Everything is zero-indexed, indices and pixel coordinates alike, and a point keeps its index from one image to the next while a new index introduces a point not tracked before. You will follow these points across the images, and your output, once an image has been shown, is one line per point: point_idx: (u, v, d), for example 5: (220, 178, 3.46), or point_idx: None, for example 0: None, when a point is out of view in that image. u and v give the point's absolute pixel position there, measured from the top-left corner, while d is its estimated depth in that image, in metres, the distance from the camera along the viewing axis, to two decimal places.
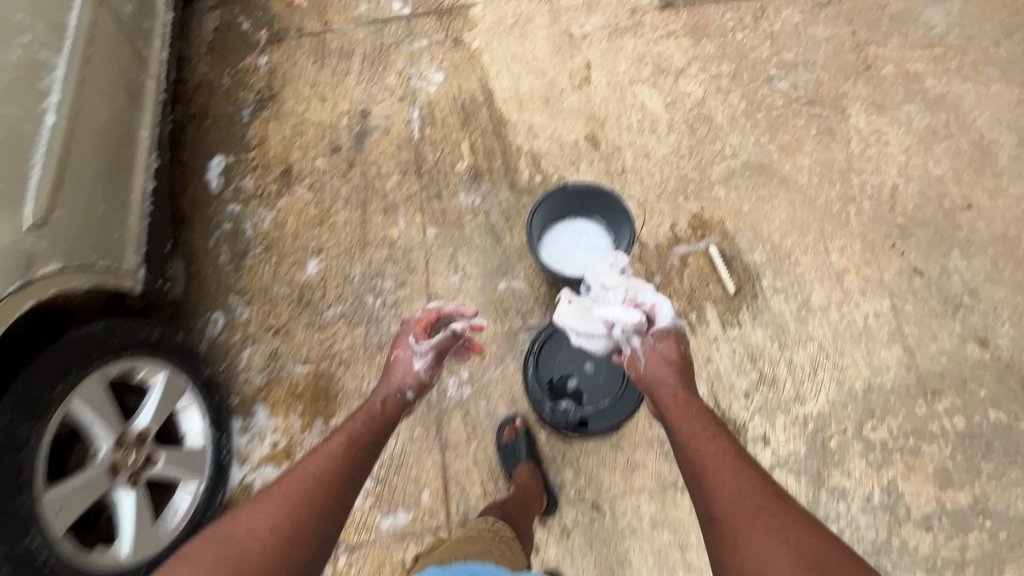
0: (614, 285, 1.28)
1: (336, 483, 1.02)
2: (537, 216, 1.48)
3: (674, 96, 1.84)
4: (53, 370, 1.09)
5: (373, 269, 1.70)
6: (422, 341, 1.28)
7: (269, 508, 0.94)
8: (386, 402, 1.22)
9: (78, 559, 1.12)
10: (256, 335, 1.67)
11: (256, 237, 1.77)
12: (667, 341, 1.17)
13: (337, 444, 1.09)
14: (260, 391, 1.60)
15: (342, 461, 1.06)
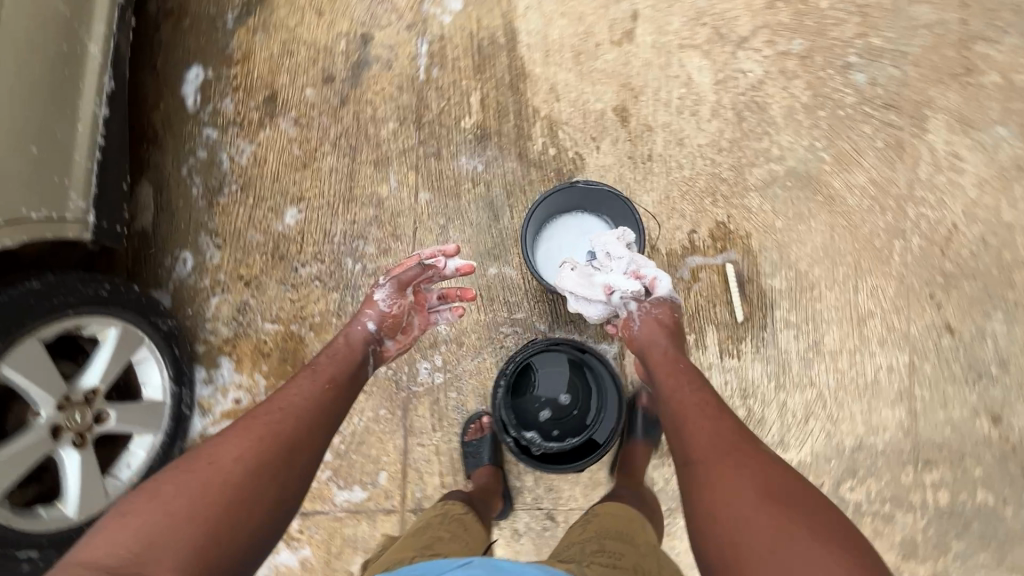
0: (620, 255, 1.26)
1: (304, 422, 0.99)
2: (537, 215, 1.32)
3: (728, 72, 1.55)
4: None
5: (355, 229, 1.56)
6: (388, 277, 1.28)
7: (232, 445, 0.90)
8: (355, 336, 1.22)
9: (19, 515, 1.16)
10: (225, 283, 1.56)
11: (233, 172, 1.60)
12: (662, 308, 1.22)
13: (307, 380, 1.08)
14: (226, 343, 1.53)
15: (311, 398, 1.04)
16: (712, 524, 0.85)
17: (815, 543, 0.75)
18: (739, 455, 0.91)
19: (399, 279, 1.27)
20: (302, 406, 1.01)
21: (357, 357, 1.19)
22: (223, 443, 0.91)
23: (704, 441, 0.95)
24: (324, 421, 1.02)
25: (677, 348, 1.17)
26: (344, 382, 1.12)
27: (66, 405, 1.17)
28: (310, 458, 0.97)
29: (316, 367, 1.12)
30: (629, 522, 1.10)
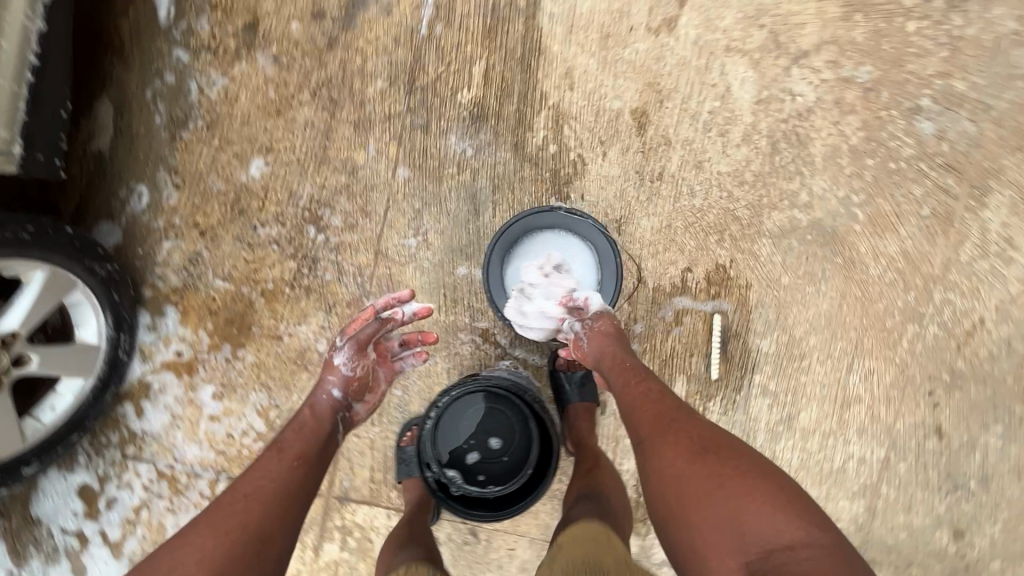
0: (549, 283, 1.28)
1: (270, 508, 0.98)
2: (508, 241, 1.31)
3: (774, 92, 1.33)
4: None
5: (323, 196, 1.42)
6: (348, 337, 1.23)
7: (194, 548, 0.89)
8: (320, 407, 1.18)
9: None
10: (179, 228, 1.45)
11: (201, 106, 1.44)
12: (602, 319, 1.20)
13: (273, 460, 1.06)
14: (174, 292, 1.45)
15: (277, 479, 1.03)
16: (660, 493, 0.93)
17: (740, 485, 0.86)
18: (675, 425, 0.99)
19: (359, 343, 1.23)
20: (268, 488, 1.01)
21: (323, 431, 1.15)
22: (187, 544, 0.90)
23: (643, 412, 1.03)
24: (292, 500, 1.01)
25: (624, 346, 1.16)
26: (312, 456, 1.10)
27: None
28: (281, 541, 0.96)
29: (281, 445, 1.10)
30: (596, 541, 0.91)
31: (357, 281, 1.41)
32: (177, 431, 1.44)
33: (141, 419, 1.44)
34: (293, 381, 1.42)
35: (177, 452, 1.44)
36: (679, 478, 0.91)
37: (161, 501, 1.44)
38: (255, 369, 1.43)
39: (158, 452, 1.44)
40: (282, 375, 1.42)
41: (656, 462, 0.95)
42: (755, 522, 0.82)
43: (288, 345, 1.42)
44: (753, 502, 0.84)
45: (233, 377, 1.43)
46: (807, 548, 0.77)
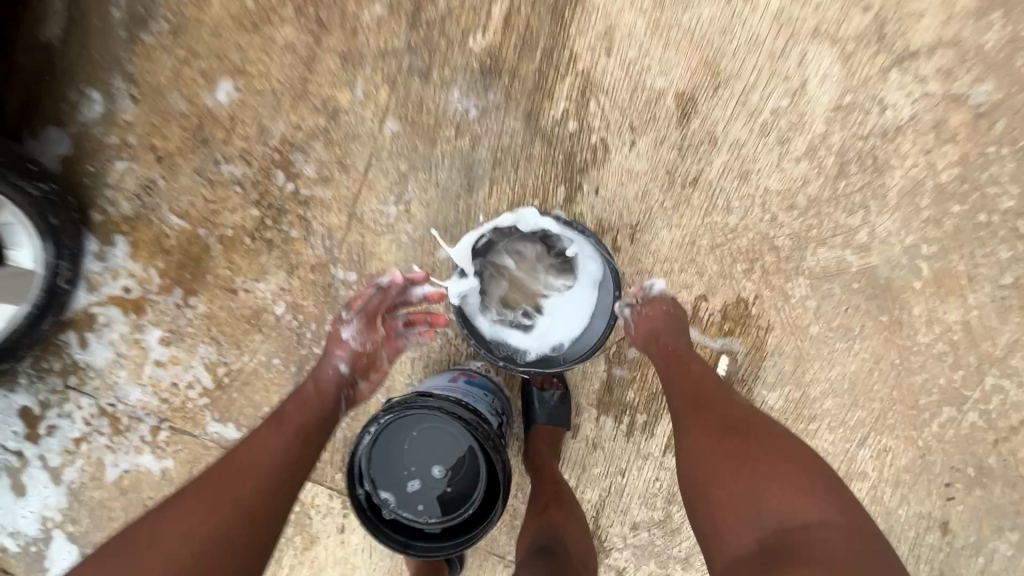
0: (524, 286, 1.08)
1: (266, 483, 0.86)
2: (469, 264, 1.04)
3: (858, 98, 1.06)
4: None
5: (298, 138, 1.22)
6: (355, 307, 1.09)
7: (190, 508, 0.80)
8: (322, 385, 1.04)
9: None
10: (134, 148, 1.27)
11: (167, 5, 1.21)
12: (653, 306, 1.07)
13: (270, 432, 0.94)
14: (125, 221, 1.29)
15: (277, 449, 0.91)
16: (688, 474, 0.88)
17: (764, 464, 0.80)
18: (706, 398, 0.94)
19: (369, 315, 1.10)
20: (265, 461, 0.89)
21: (326, 407, 1.01)
22: (182, 512, 0.79)
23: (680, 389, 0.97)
24: (288, 475, 0.89)
25: (677, 331, 1.05)
26: (313, 434, 0.97)
27: None
28: (275, 518, 0.84)
29: (280, 416, 0.97)
30: None
31: (325, 243, 1.24)
32: (121, 370, 1.34)
33: (84, 351, 1.34)
34: (246, 341, 1.30)
35: (120, 392, 1.35)
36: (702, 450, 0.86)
37: (101, 437, 1.37)
38: (206, 321, 1.30)
39: (100, 388, 1.35)
40: (234, 332, 1.30)
41: (682, 436, 0.91)
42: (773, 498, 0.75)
43: (243, 301, 1.29)
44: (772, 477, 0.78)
45: (183, 325, 1.31)
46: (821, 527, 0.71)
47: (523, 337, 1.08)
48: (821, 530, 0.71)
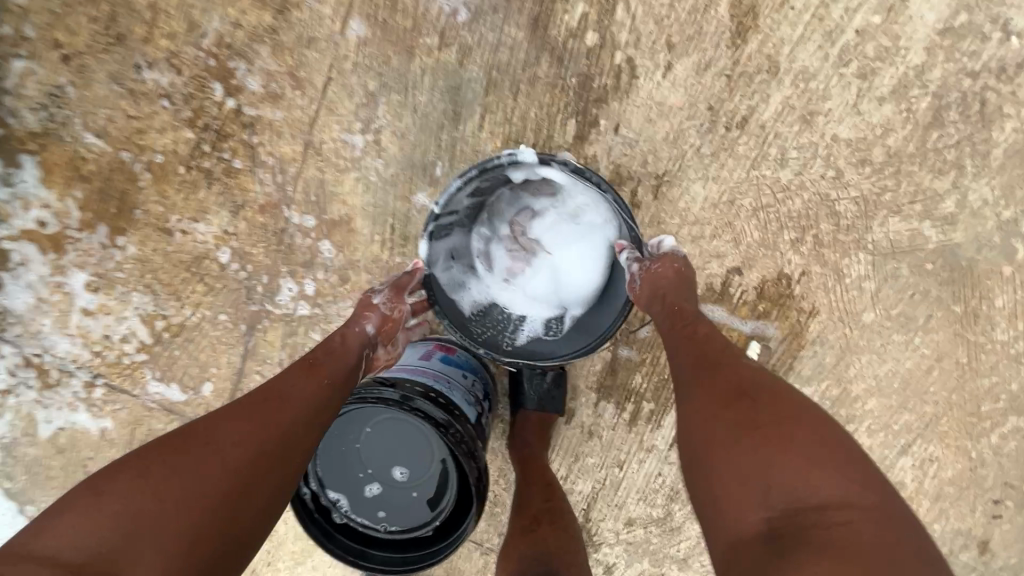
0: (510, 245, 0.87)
1: (303, 424, 0.68)
2: (438, 224, 0.78)
3: (974, 18, 0.80)
4: None
5: (240, 39, 0.95)
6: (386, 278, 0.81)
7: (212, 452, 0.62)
8: (346, 341, 0.77)
9: None
10: (32, 43, 1.00)
11: None
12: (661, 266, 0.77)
13: (307, 368, 0.73)
14: (30, 137, 1.04)
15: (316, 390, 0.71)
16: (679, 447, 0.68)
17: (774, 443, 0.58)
18: (705, 359, 0.69)
19: (402, 286, 0.81)
20: (306, 398, 0.70)
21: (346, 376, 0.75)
22: (203, 449, 0.61)
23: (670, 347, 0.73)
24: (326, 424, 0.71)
25: (680, 287, 0.76)
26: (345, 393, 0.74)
27: None
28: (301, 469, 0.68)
29: (310, 359, 0.74)
30: None
31: (276, 179, 1.01)
32: (44, 317, 1.15)
33: None
34: (186, 292, 1.10)
35: (46, 342, 1.16)
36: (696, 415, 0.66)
37: (29, 392, 1.20)
38: (138, 265, 1.09)
39: (22, 337, 1.17)
40: (172, 281, 1.09)
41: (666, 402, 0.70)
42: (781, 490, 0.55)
43: (180, 244, 1.07)
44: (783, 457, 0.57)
45: (112, 269, 1.10)
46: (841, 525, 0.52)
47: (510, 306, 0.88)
48: (844, 527, 0.52)
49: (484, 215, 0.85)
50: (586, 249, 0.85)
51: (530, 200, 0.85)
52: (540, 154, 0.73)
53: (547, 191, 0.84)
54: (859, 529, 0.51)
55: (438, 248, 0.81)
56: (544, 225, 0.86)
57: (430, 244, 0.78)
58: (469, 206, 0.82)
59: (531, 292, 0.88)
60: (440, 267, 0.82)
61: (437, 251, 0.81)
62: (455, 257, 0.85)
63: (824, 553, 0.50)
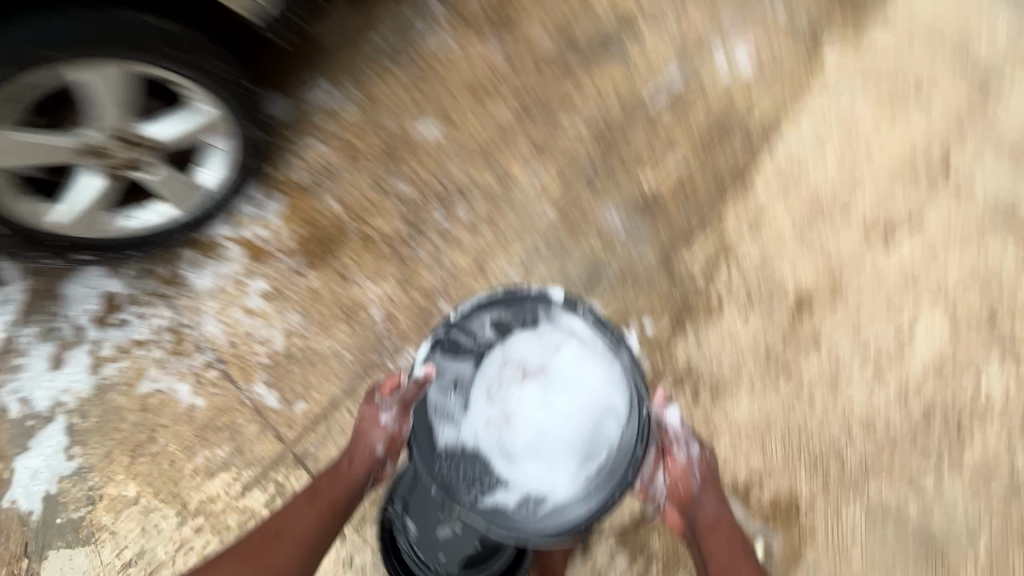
0: (511, 391, 0.99)
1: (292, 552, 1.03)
2: (449, 338, 1.03)
3: (949, 365, 1.19)
4: (83, 34, 0.98)
5: (468, 188, 1.39)
6: (393, 397, 1.10)
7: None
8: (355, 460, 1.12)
9: (12, 192, 1.12)
10: (331, 137, 1.46)
11: (420, 54, 1.46)
12: (707, 459, 1.06)
13: (304, 504, 1.08)
14: (290, 186, 1.45)
15: (306, 525, 1.06)
16: None
17: None
18: None
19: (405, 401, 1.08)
20: (297, 532, 1.05)
21: (348, 493, 1.10)
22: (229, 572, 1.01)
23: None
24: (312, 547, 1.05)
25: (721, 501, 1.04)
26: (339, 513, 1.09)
27: (121, 139, 1.13)
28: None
29: (314, 488, 1.11)
30: None
31: (444, 278, 1.37)
32: (212, 301, 1.43)
33: (191, 272, 1.45)
34: (330, 326, 1.38)
35: (199, 319, 1.43)
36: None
37: (157, 351, 1.43)
38: (309, 294, 1.41)
39: (185, 308, 1.44)
40: (326, 315, 1.39)
41: None
42: None
43: (348, 293, 1.39)
44: None
45: (287, 289, 1.41)
46: None
47: (488, 453, 0.98)
48: None
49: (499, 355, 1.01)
50: (576, 419, 0.97)
51: (540, 354, 1.01)
52: (567, 298, 1.04)
53: (564, 350, 1.01)
54: None
55: (446, 366, 1.02)
56: (551, 385, 0.99)
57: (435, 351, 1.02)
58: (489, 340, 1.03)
59: (512, 447, 0.97)
60: (439, 384, 1.01)
61: (442, 366, 1.02)
62: (456, 385, 1.01)
63: None
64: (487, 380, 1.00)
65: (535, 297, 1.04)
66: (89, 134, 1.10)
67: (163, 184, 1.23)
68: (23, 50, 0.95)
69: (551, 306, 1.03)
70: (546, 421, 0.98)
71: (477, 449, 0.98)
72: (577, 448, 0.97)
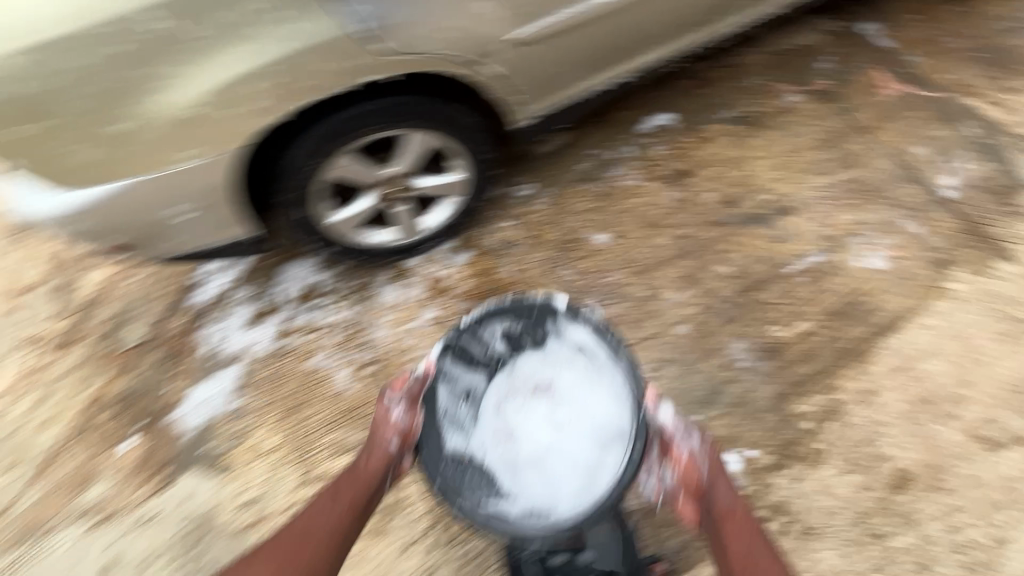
0: (519, 395, 1.23)
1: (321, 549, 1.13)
2: (461, 341, 1.25)
3: None
4: (430, 116, 1.38)
5: (620, 291, 1.68)
6: (402, 392, 1.29)
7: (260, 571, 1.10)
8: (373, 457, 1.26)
9: (312, 196, 1.43)
10: (521, 221, 1.83)
11: (608, 183, 1.85)
12: (706, 453, 1.21)
13: (326, 502, 1.20)
14: (479, 247, 1.80)
15: (328, 522, 1.17)
16: None
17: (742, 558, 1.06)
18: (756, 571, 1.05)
19: (413, 394, 1.27)
20: (322, 528, 1.16)
21: (369, 485, 1.23)
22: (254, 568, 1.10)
23: (739, 546, 1.08)
24: (335, 542, 1.15)
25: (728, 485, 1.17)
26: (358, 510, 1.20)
27: (403, 182, 1.52)
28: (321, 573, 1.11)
29: (336, 487, 1.23)
30: None
31: None
32: (389, 314, 1.75)
33: (380, 287, 1.79)
34: None
35: (373, 325, 1.74)
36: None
37: (332, 338, 1.74)
38: None
39: (366, 312, 1.76)
40: None
41: None
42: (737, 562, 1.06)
43: None
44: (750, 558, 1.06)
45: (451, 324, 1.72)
46: None
47: (496, 454, 1.18)
48: None
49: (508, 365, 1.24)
50: (577, 427, 1.17)
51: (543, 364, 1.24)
52: (567, 305, 1.25)
53: (564, 358, 1.23)
54: None
55: (459, 373, 1.24)
56: (557, 394, 1.21)
57: (449, 357, 1.24)
58: (498, 349, 1.25)
59: (516, 451, 1.18)
60: (452, 392, 1.23)
61: (456, 372, 1.24)
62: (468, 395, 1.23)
63: None
64: (497, 390, 1.23)
65: (540, 304, 1.26)
66: (386, 174, 1.48)
67: (402, 217, 1.62)
68: (395, 116, 1.33)
69: (559, 320, 1.25)
70: (551, 431, 1.18)
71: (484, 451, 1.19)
72: (574, 460, 1.14)
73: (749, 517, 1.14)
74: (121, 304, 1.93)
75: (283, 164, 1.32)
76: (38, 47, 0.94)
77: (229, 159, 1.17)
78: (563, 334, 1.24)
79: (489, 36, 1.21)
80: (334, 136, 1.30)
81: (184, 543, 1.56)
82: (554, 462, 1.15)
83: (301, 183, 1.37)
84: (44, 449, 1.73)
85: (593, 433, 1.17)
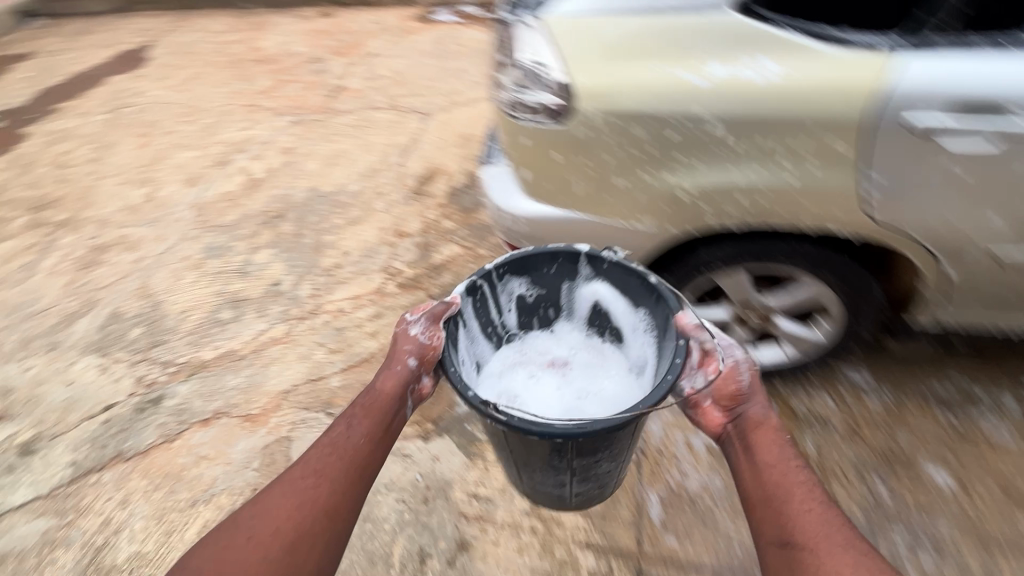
0: (533, 365, 1.38)
1: (341, 487, 1.16)
2: (484, 290, 1.28)
3: None
4: (845, 278, 1.41)
5: (948, 546, 1.41)
6: (423, 313, 1.28)
7: (269, 517, 1.11)
8: (389, 381, 1.27)
9: (686, 287, 1.53)
10: (844, 406, 1.69)
11: (969, 423, 1.61)
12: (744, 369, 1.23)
13: (336, 438, 1.22)
14: (786, 406, 1.71)
15: (342, 458, 1.19)
16: (765, 513, 1.09)
17: (773, 461, 1.14)
18: (783, 475, 1.12)
19: (435, 314, 1.25)
20: (338, 463, 1.18)
21: (388, 411, 1.26)
22: (265, 513, 1.12)
23: (772, 453, 1.15)
24: (352, 477, 1.18)
25: (758, 398, 1.24)
26: (377, 440, 1.23)
27: (764, 314, 1.56)
28: (342, 506, 1.15)
29: (351, 416, 1.26)
30: None
31: None
32: (669, 416, 1.77)
33: None
34: (740, 517, 1.56)
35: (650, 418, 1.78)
36: (772, 530, 1.07)
37: None
38: None
39: None
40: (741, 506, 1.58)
41: (766, 493, 1.11)
42: (772, 460, 1.14)
43: None
44: (783, 459, 1.14)
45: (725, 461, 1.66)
46: (805, 489, 1.10)
47: (514, 403, 1.28)
48: (802, 488, 1.10)
49: (522, 340, 1.41)
50: (602, 399, 1.29)
51: (554, 346, 1.42)
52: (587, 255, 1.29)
53: (583, 341, 1.41)
54: (808, 492, 1.09)
55: (474, 326, 1.31)
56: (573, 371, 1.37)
57: (471, 304, 1.28)
58: (507, 319, 1.38)
59: (537, 405, 1.29)
60: (467, 346, 1.29)
61: (472, 323, 1.30)
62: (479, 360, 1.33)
63: (806, 513, 1.06)
64: (502, 359, 1.39)
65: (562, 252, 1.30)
66: (759, 300, 1.53)
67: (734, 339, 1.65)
68: (816, 264, 1.39)
69: (574, 283, 1.35)
70: (573, 401, 1.30)
71: (504, 400, 1.30)
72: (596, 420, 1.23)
73: (779, 429, 1.20)
74: (457, 279, 2.37)
75: (690, 255, 1.44)
76: (614, 110, 1.20)
77: (666, 235, 1.34)
78: (569, 311, 1.40)
79: (974, 240, 1.19)
80: (755, 255, 1.39)
81: (418, 495, 1.68)
82: (565, 414, 1.27)
83: (690, 273, 1.48)
84: (361, 352, 2.15)
85: (613, 404, 1.28)
